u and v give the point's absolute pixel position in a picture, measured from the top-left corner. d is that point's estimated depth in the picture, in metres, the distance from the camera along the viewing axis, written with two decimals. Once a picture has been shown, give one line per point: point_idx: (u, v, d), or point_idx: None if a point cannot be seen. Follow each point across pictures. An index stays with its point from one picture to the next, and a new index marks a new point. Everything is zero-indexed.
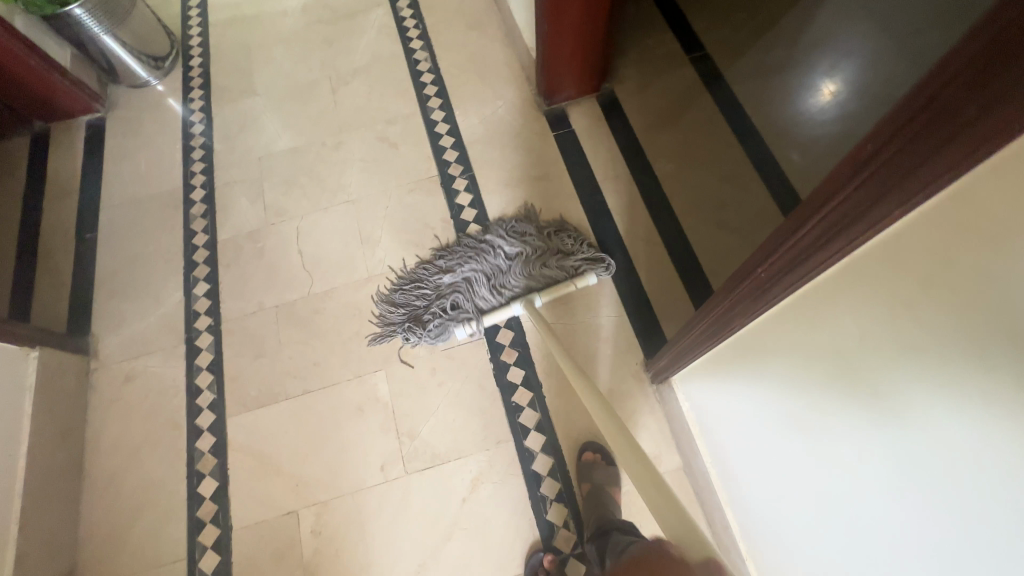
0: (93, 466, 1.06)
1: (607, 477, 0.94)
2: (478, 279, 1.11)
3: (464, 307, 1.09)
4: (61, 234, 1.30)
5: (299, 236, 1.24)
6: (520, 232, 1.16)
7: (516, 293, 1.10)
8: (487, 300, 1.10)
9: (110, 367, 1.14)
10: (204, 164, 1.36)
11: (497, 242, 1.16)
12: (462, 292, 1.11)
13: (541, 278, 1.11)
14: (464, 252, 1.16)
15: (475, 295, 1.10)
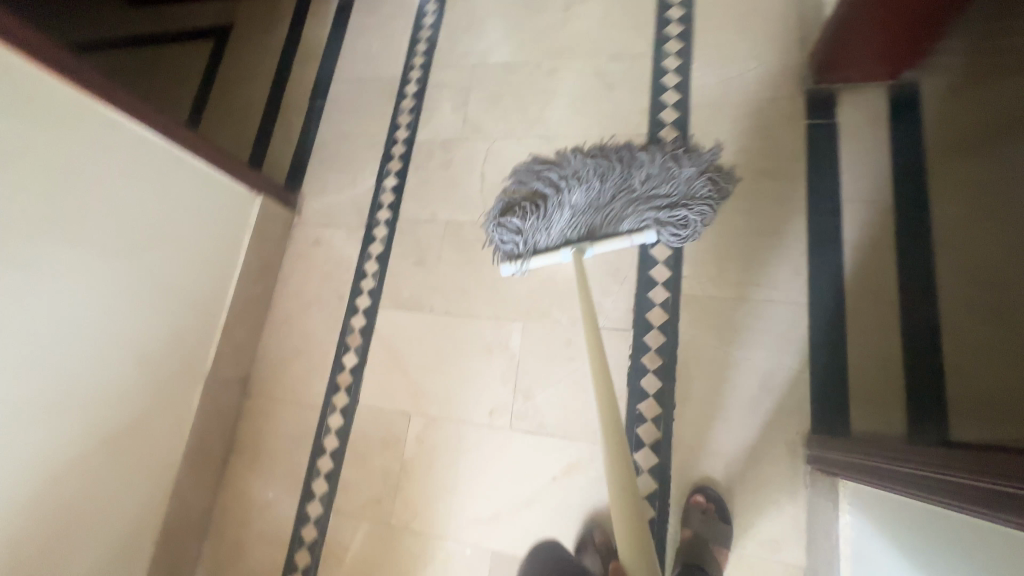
0: (275, 304, 1.25)
1: (714, 532, 0.85)
2: (565, 203, 0.96)
3: (529, 227, 0.98)
4: (300, 94, 1.46)
5: (486, 159, 1.22)
6: (650, 172, 0.96)
7: (575, 242, 0.98)
8: (549, 231, 0.98)
9: (306, 227, 1.31)
10: (425, 58, 1.38)
11: (621, 172, 0.96)
12: (540, 209, 0.98)
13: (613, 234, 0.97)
14: (585, 164, 0.99)
15: (545, 218, 0.97)
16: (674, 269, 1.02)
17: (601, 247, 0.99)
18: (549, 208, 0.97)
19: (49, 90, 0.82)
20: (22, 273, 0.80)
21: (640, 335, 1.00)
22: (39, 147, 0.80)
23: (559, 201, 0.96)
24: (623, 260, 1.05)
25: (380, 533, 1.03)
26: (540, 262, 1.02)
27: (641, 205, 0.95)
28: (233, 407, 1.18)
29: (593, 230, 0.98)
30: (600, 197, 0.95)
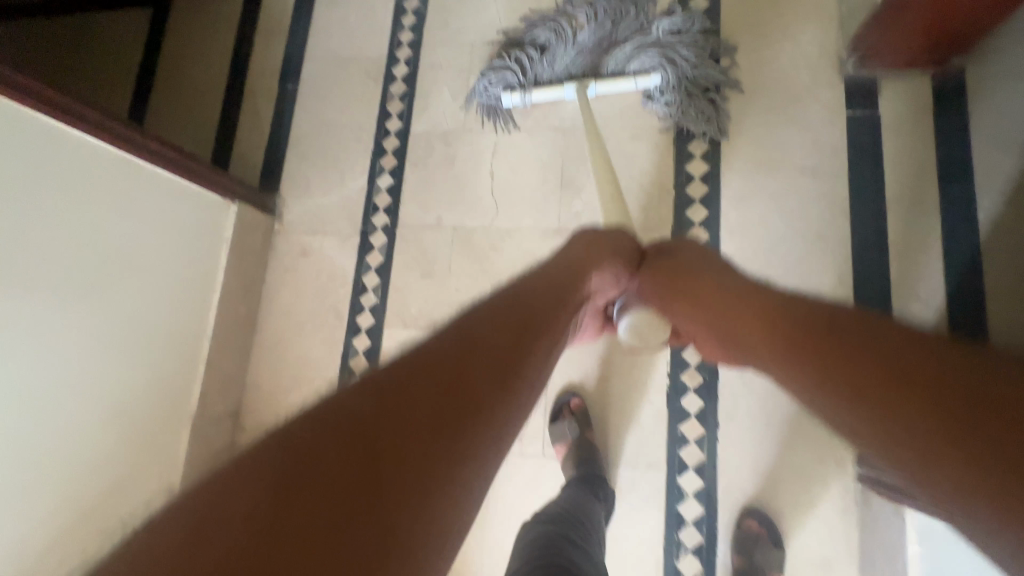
0: (262, 326, 1.11)
1: (768, 559, 0.82)
2: (572, 41, 0.99)
3: (533, 60, 1.01)
4: (267, 77, 1.26)
5: (495, 154, 1.09)
6: (665, 24, 0.97)
7: (576, 77, 1.00)
8: (552, 66, 1.01)
9: (290, 235, 1.15)
10: (413, 34, 1.20)
11: (636, 12, 0.97)
12: (547, 44, 1.01)
13: (619, 68, 0.99)
14: (600, 2, 0.98)
15: (549, 52, 1.01)
16: None
17: (604, 86, 0.99)
18: (555, 43, 1.00)
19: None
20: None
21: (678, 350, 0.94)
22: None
23: (567, 41, 0.99)
24: None
25: None
26: (542, 98, 1.03)
27: (652, 49, 0.97)
28: (225, 443, 1.06)
29: (598, 68, 1.00)
30: (611, 34, 0.98)
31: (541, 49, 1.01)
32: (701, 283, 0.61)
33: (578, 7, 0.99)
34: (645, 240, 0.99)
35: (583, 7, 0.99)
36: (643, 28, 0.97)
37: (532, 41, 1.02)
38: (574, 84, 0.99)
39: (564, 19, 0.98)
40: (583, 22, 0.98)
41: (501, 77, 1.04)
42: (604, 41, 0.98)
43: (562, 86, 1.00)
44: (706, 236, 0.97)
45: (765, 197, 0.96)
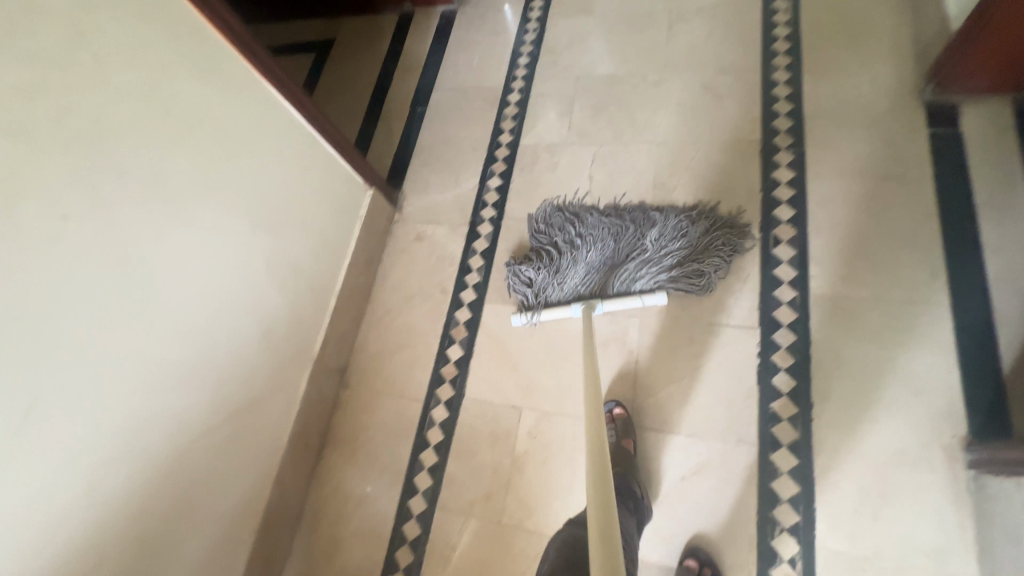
0: (376, 296, 1.25)
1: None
2: (581, 260, 1.07)
3: (545, 282, 1.08)
4: (402, 101, 1.52)
5: (594, 162, 1.25)
6: (658, 236, 1.05)
7: (586, 296, 1.07)
8: (562, 286, 1.08)
9: (407, 223, 1.33)
10: (527, 70, 1.43)
11: (635, 231, 1.07)
12: (556, 266, 1.09)
13: (623, 286, 1.05)
14: (602, 223, 1.10)
15: (559, 276, 1.08)
16: (799, 269, 1.01)
17: (611, 304, 1.05)
18: (565, 266, 1.08)
19: (228, 60, 0.85)
20: (174, 215, 0.77)
21: (768, 333, 0.98)
22: (213, 109, 0.82)
23: (575, 261, 1.07)
24: (743, 258, 1.05)
25: (491, 532, 0.98)
26: (552, 315, 1.08)
27: (652, 266, 1.04)
28: (331, 396, 1.16)
29: (604, 287, 1.06)
30: (612, 258, 1.06)
31: (550, 267, 1.09)
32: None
33: (581, 230, 1.12)
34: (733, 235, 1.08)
35: (586, 230, 1.11)
36: (640, 245, 1.06)
37: (542, 256, 1.12)
38: (582, 304, 1.05)
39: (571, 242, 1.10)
40: (591, 236, 1.09)
41: (519, 292, 1.12)
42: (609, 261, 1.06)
43: (570, 305, 1.06)
44: (793, 232, 1.04)
45: (852, 200, 1.03)
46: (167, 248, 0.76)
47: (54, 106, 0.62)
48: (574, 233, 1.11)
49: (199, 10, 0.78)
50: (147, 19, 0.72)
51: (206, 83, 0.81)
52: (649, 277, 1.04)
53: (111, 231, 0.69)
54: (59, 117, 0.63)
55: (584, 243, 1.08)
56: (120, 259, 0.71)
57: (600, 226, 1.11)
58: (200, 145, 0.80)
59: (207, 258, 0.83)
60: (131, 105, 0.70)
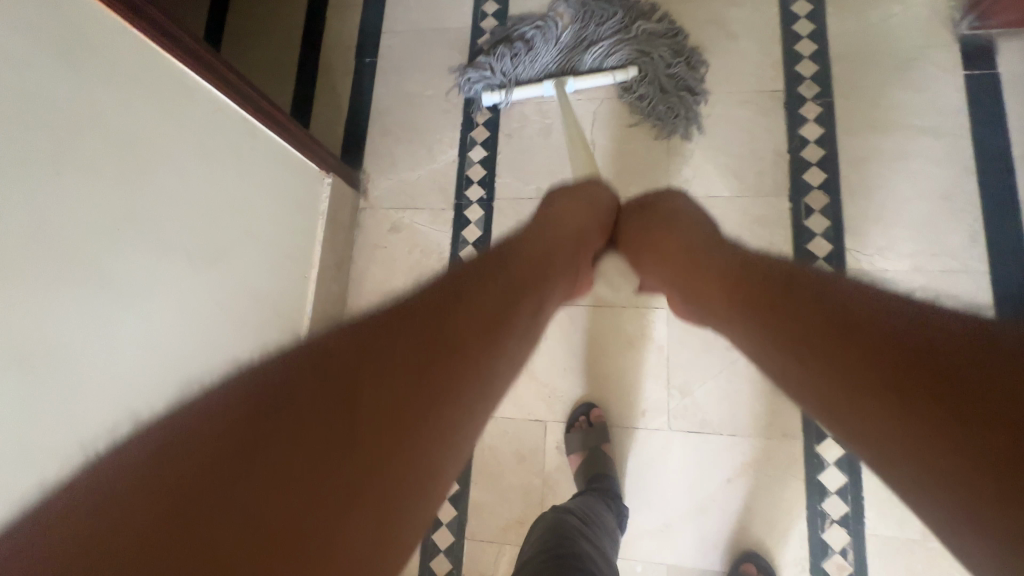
0: (353, 305, 1.06)
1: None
2: (553, 39, 1.05)
3: (515, 60, 1.06)
4: (343, 51, 1.21)
5: (594, 121, 1.05)
6: (637, 25, 1.03)
7: (554, 74, 1.06)
8: (532, 65, 1.07)
9: (378, 210, 1.10)
10: (497, 4, 1.17)
11: (618, 17, 1.03)
12: (527, 45, 1.06)
13: (591, 63, 1.05)
14: (584, 9, 1.04)
15: (530, 52, 1.06)
16: (834, 242, 0.93)
17: (583, 82, 1.04)
18: (536, 44, 1.05)
19: (96, 42, 0.58)
20: (98, 289, 0.59)
21: None
22: (92, 122, 0.57)
23: (547, 40, 1.05)
24: (773, 233, 0.95)
25: None
26: (521, 96, 1.07)
27: (626, 48, 1.02)
28: None
29: (574, 65, 1.05)
30: (586, 36, 1.04)
31: (520, 46, 1.06)
32: (689, 252, 0.65)
33: (558, 13, 1.06)
34: (761, 206, 0.97)
35: (564, 15, 1.06)
36: (617, 30, 1.03)
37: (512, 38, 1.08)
38: (552, 79, 1.04)
39: (545, 21, 1.05)
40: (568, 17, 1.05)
41: (482, 76, 1.09)
42: (582, 40, 1.04)
43: (542, 82, 1.05)
44: (825, 199, 0.95)
45: (886, 159, 0.94)
46: (70, 330, 0.56)
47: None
48: (550, 15, 1.06)
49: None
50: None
51: (72, 86, 0.55)
52: (621, 57, 1.02)
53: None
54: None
55: (561, 24, 1.05)
56: (37, 367, 0.53)
57: (578, 10, 1.05)
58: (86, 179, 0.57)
59: (149, 330, 0.65)
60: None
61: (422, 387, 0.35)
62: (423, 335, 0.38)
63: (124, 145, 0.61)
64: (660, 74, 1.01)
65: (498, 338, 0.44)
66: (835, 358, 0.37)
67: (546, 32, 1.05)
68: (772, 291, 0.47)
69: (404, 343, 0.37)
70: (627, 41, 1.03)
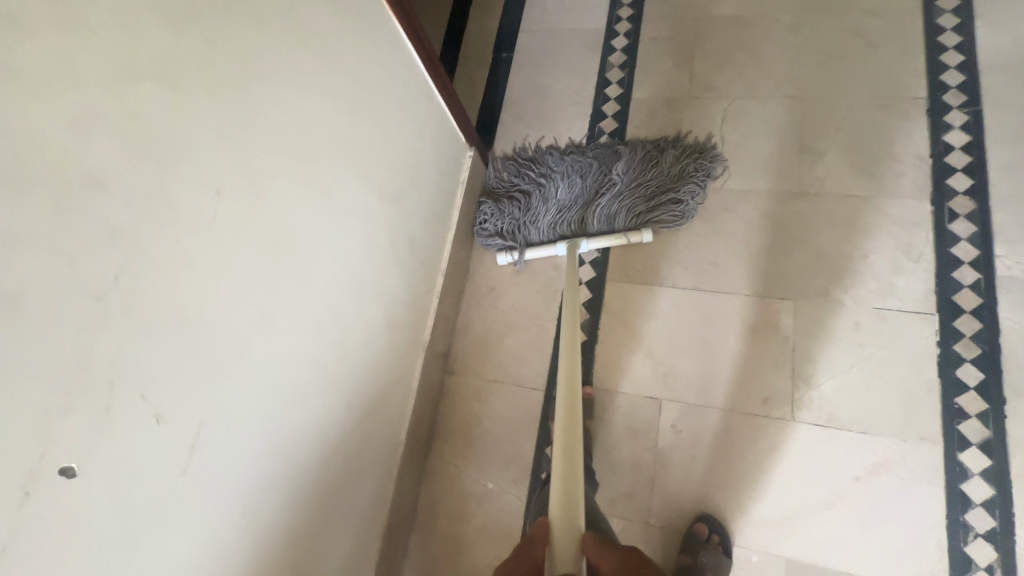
0: (476, 273, 1.12)
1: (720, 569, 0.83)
2: (555, 200, 1.05)
3: (523, 225, 1.06)
4: (483, 45, 1.32)
5: (725, 120, 1.09)
6: (625, 167, 1.04)
7: (565, 235, 1.05)
8: (539, 227, 1.05)
9: None
10: (633, 10, 1.24)
11: (601, 168, 1.06)
12: (526, 210, 1.06)
13: (595, 219, 1.03)
14: (567, 163, 1.08)
15: (533, 219, 1.05)
16: (981, 248, 0.90)
17: (596, 242, 1.03)
18: (535, 207, 1.05)
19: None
20: (319, 195, 0.63)
21: (948, 320, 0.88)
22: (340, 44, 0.64)
23: (547, 203, 1.05)
24: (913, 234, 0.94)
25: (638, 534, 0.90)
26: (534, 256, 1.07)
27: (626, 193, 1.03)
28: (437, 383, 1.05)
29: (585, 224, 1.04)
30: (586, 189, 1.04)
31: (519, 211, 1.06)
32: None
33: (548, 169, 1.08)
34: (901, 207, 0.96)
35: (553, 167, 1.08)
36: (612, 187, 1.03)
37: (504, 205, 1.08)
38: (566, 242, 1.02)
39: (539, 187, 1.06)
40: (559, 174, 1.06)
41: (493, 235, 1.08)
42: (582, 199, 1.04)
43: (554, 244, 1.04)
44: (972, 205, 0.93)
45: None
46: (305, 228, 0.61)
47: (200, 33, 0.45)
48: (541, 176, 1.08)
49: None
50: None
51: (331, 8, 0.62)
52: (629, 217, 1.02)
53: (258, 203, 0.53)
54: (203, 45, 0.45)
55: (554, 184, 1.06)
56: (273, 249, 0.56)
57: (564, 162, 1.08)
58: (329, 95, 0.63)
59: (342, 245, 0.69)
60: (270, 33, 0.52)
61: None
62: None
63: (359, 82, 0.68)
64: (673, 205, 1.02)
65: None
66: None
67: (539, 205, 1.05)
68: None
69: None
70: (619, 193, 1.03)
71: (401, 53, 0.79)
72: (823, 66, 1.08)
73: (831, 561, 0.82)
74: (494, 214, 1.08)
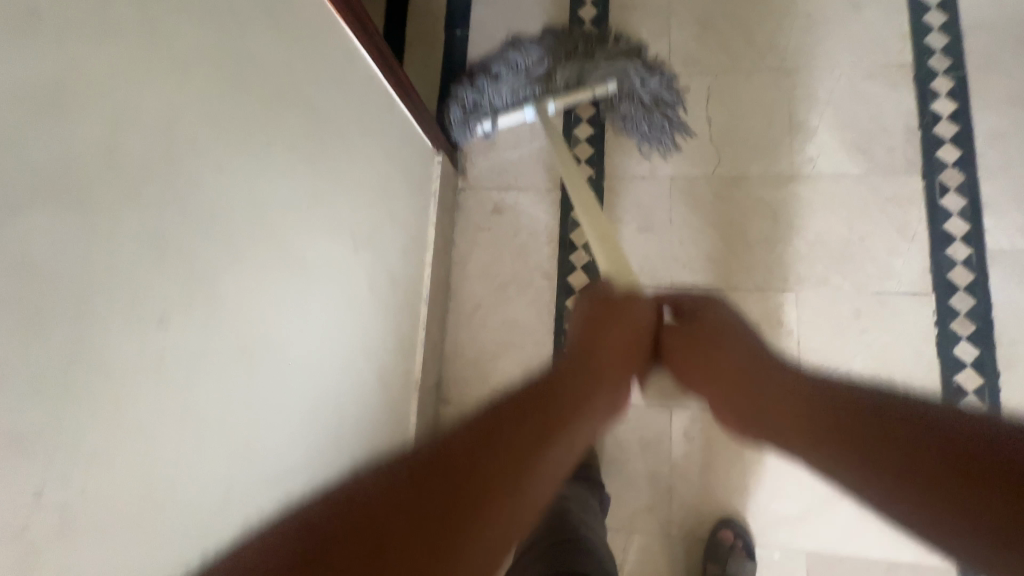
0: (459, 289, 1.02)
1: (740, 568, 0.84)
2: (522, 65, 0.93)
3: (487, 92, 0.95)
4: (433, 22, 1.15)
5: (710, 98, 1.01)
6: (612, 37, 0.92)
7: (532, 99, 0.95)
8: (505, 95, 0.95)
9: (479, 191, 1.06)
10: None
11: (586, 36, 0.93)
12: (492, 77, 0.94)
13: (568, 84, 0.94)
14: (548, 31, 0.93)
15: (499, 84, 0.94)
16: (972, 222, 0.90)
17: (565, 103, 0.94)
18: (502, 71, 0.93)
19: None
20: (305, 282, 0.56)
21: (944, 298, 0.88)
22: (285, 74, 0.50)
23: (515, 69, 0.93)
24: (906, 212, 0.92)
25: (661, 547, 0.89)
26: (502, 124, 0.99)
27: (610, 67, 0.91)
28: (433, 415, 0.97)
29: (556, 89, 0.93)
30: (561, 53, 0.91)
31: (485, 78, 0.95)
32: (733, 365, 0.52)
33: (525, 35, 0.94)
34: (893, 184, 0.93)
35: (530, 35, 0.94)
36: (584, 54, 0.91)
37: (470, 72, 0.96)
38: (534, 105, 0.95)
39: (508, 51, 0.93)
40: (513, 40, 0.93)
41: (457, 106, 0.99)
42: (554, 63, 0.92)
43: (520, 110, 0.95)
44: (961, 177, 0.91)
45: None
46: (291, 324, 0.54)
47: (129, 126, 0.35)
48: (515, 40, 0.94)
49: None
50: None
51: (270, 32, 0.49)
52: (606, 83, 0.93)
53: (234, 319, 0.46)
54: (131, 144, 0.35)
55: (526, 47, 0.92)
56: (247, 353, 0.48)
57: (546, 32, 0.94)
58: (284, 143, 0.51)
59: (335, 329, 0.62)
60: (207, 95, 0.41)
61: (446, 556, 0.30)
62: (517, 420, 0.37)
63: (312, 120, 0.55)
64: (638, 90, 0.93)
65: (583, 413, 0.42)
66: (883, 493, 0.34)
67: (506, 69, 0.93)
68: (821, 422, 0.39)
69: (407, 507, 0.31)
70: (599, 59, 0.91)
71: (354, 64, 0.64)
72: (807, 32, 1.01)
73: (847, 548, 0.85)
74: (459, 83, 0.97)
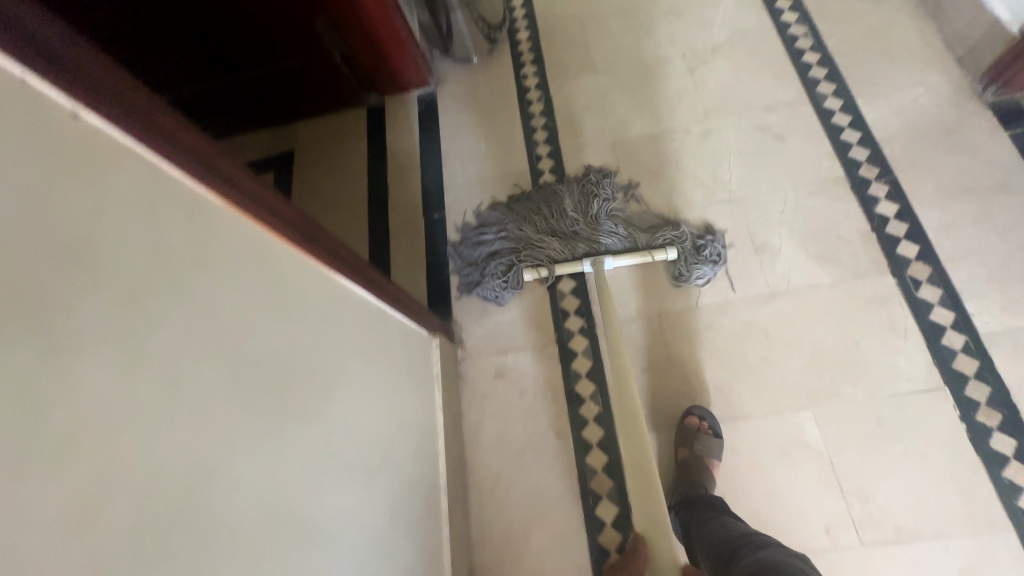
0: (476, 466, 1.00)
1: None
2: (563, 229, 1.12)
3: (536, 255, 1.10)
4: (412, 211, 1.28)
5: (676, 236, 1.09)
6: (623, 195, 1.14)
7: (584, 252, 1.10)
8: (557, 252, 1.10)
9: (478, 359, 1.09)
10: (550, 146, 1.26)
11: (602, 194, 1.13)
12: (537, 242, 1.11)
13: (611, 239, 1.09)
14: (569, 200, 1.14)
15: (545, 246, 1.11)
16: (956, 309, 0.93)
17: (618, 259, 1.07)
18: (547, 238, 1.11)
19: (272, 260, 0.53)
20: (321, 555, 0.53)
21: (960, 390, 0.88)
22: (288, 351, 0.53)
23: (560, 238, 1.11)
24: (890, 310, 0.95)
25: None
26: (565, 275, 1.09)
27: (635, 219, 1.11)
28: None
29: (605, 245, 1.09)
30: (592, 214, 1.12)
31: (531, 245, 1.11)
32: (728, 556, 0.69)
33: (550, 207, 1.14)
34: (869, 286, 0.97)
35: (555, 207, 1.14)
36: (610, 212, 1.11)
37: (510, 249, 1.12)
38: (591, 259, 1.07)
39: (546, 226, 1.12)
40: (552, 218, 1.13)
41: (512, 281, 1.11)
42: (590, 223, 1.11)
43: (581, 262, 1.08)
44: (928, 268, 0.96)
45: (972, 221, 0.98)
46: None
47: (128, 509, 0.33)
48: (545, 213, 1.14)
49: (228, 200, 0.47)
50: (184, 261, 0.41)
51: (264, 314, 0.50)
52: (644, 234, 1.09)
53: None
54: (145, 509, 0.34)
55: (560, 216, 1.13)
56: None
57: (571, 197, 1.14)
58: (284, 416, 0.50)
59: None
60: (213, 417, 0.41)
61: None
62: None
63: (318, 382, 0.58)
64: (689, 241, 1.05)
65: None
66: None
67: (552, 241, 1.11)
68: None
69: None
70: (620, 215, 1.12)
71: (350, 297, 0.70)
72: (744, 164, 1.12)
73: None
74: (504, 258, 1.12)
